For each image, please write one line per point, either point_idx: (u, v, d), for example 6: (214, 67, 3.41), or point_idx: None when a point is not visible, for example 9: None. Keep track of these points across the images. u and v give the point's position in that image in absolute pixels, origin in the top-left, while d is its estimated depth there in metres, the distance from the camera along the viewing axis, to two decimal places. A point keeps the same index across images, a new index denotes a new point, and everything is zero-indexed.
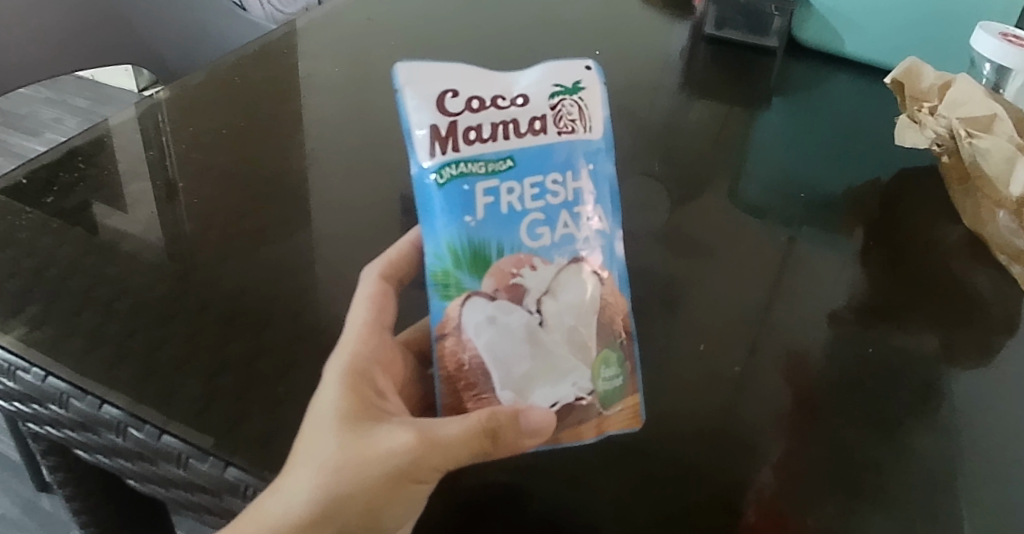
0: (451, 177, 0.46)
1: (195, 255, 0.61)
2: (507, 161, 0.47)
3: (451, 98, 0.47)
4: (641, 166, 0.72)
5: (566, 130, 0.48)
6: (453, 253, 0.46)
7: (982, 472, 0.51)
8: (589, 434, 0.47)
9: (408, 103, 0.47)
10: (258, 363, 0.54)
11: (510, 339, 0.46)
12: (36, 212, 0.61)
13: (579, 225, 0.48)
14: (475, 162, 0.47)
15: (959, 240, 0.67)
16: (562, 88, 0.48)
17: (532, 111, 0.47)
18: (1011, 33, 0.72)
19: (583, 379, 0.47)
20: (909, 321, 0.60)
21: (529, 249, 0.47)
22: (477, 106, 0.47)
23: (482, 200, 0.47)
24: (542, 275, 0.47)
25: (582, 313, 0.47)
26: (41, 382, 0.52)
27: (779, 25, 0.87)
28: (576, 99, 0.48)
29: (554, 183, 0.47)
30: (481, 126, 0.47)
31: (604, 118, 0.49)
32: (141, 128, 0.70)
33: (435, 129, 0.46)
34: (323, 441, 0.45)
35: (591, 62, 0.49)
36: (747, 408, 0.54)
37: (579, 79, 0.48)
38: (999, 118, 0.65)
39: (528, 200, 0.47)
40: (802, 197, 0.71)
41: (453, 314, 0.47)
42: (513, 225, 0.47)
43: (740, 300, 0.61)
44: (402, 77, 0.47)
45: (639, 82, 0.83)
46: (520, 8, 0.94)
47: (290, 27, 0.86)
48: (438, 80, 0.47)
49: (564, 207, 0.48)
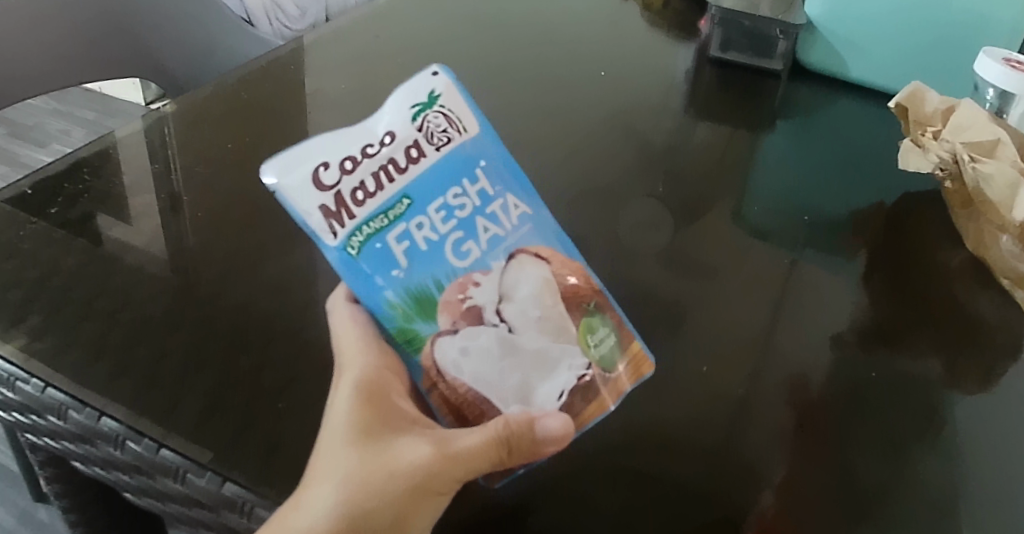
0: (361, 242, 0.48)
1: (198, 268, 0.61)
2: (404, 200, 0.48)
3: (325, 171, 0.47)
4: (644, 187, 0.73)
5: (444, 143, 0.49)
6: (400, 309, 0.48)
7: (987, 499, 0.51)
8: (611, 400, 0.50)
9: (290, 198, 0.47)
10: (260, 376, 0.54)
11: (491, 359, 0.49)
12: (41, 223, 0.62)
13: (499, 221, 0.50)
14: (376, 219, 0.48)
15: (962, 264, 0.67)
16: (419, 107, 0.49)
17: (402, 142, 0.48)
18: (1014, 59, 0.73)
19: (575, 358, 0.49)
20: (912, 344, 0.60)
21: (464, 269, 0.49)
22: (351, 166, 0.47)
23: (399, 248, 0.48)
24: (489, 287, 0.49)
25: (542, 297, 0.50)
26: (40, 394, 0.52)
27: (785, 47, 0.88)
28: (438, 111, 0.49)
29: (457, 198, 0.49)
30: (364, 182, 0.47)
31: (470, 111, 0.50)
32: (147, 141, 0.71)
33: (325, 207, 0.47)
34: (343, 456, 0.45)
35: (436, 65, 0.50)
36: (749, 430, 0.53)
37: (432, 89, 0.49)
38: (1003, 142, 0.65)
39: (441, 225, 0.49)
40: (806, 220, 0.71)
41: (429, 362, 0.49)
42: (439, 256, 0.49)
43: (742, 321, 0.61)
44: (272, 176, 0.47)
45: (643, 102, 0.83)
46: (525, 28, 0.95)
47: (297, 44, 0.87)
48: (305, 160, 0.47)
49: (476, 214, 0.49)
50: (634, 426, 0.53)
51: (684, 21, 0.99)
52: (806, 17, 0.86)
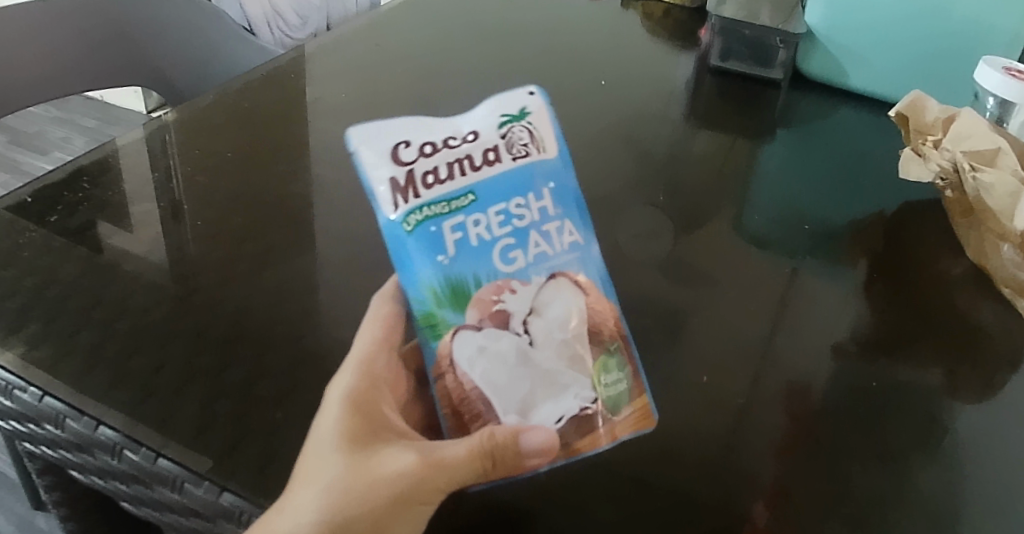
0: (417, 222, 0.48)
1: (197, 276, 0.61)
2: (469, 196, 0.49)
3: (404, 148, 0.49)
4: (645, 197, 0.73)
5: (520, 155, 0.50)
6: (434, 294, 0.48)
7: (988, 510, 0.51)
8: (603, 441, 0.49)
9: (365, 162, 0.49)
10: (258, 386, 0.53)
11: (504, 365, 0.48)
12: (41, 231, 0.62)
13: (551, 241, 0.50)
14: (438, 204, 0.49)
15: (963, 274, 0.67)
16: (508, 117, 0.50)
17: (483, 143, 0.50)
18: (1015, 68, 0.73)
19: (584, 389, 0.49)
20: (913, 354, 0.60)
21: (505, 274, 0.49)
22: (430, 151, 0.49)
23: (452, 238, 0.49)
24: (524, 297, 0.49)
25: (571, 325, 0.50)
26: (38, 402, 0.52)
27: (785, 56, 0.89)
28: (524, 125, 0.50)
29: (518, 207, 0.50)
30: (437, 168, 0.49)
31: (556, 137, 0.51)
32: (148, 149, 0.71)
33: (393, 181, 0.48)
34: (330, 461, 0.46)
35: (535, 88, 0.52)
36: (748, 440, 0.53)
37: (525, 105, 0.51)
38: (1003, 151, 0.65)
39: (496, 228, 0.49)
40: (806, 228, 0.71)
41: (446, 351, 0.48)
42: (486, 256, 0.49)
43: (742, 331, 0.61)
44: (354, 140, 0.49)
45: (644, 112, 0.83)
46: (526, 37, 0.95)
47: (298, 53, 0.87)
48: (390, 134, 0.49)
49: (532, 227, 0.50)
50: (635, 436, 0.53)
51: (685, 31, 0.99)
52: (806, 26, 0.86)
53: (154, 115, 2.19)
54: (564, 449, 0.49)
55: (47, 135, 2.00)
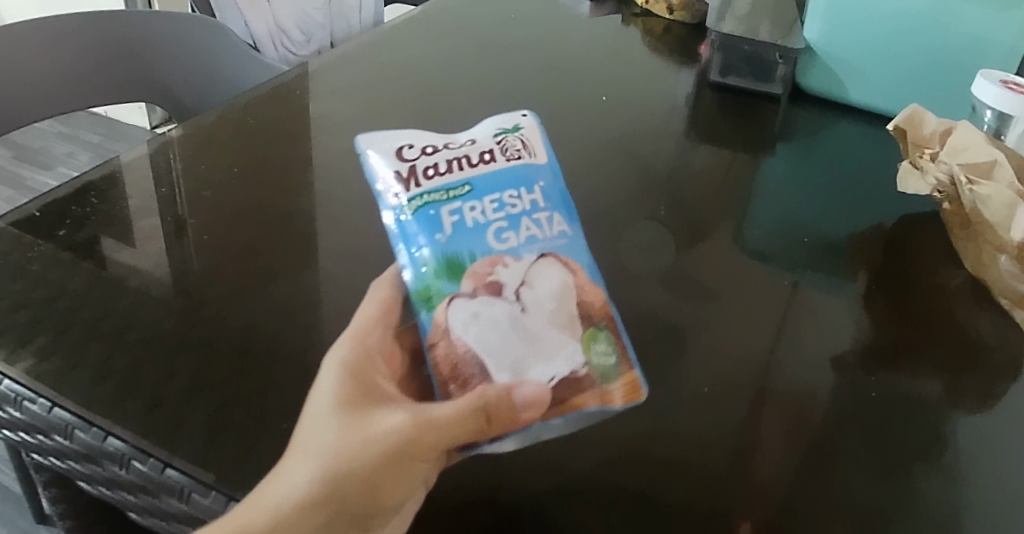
0: (418, 207, 0.50)
1: (203, 290, 0.61)
2: (466, 186, 0.51)
3: (407, 149, 0.52)
4: (646, 210, 0.73)
5: (514, 157, 0.53)
6: (432, 268, 0.49)
7: (985, 518, 0.51)
8: (591, 404, 0.48)
9: (372, 162, 0.52)
10: (266, 400, 0.54)
11: (496, 328, 0.48)
12: (47, 245, 0.62)
13: (542, 227, 0.51)
14: (437, 192, 0.51)
15: (962, 285, 0.68)
16: (504, 129, 0.54)
17: (479, 147, 0.53)
18: (1012, 80, 0.73)
19: (575, 354, 0.49)
20: (914, 366, 0.60)
21: (499, 251, 0.50)
22: (431, 151, 0.52)
23: (450, 218, 0.50)
24: (516, 271, 0.50)
25: (561, 299, 0.50)
26: (47, 413, 0.52)
27: (784, 71, 0.90)
28: (518, 137, 0.53)
29: (511, 197, 0.51)
30: (437, 165, 0.52)
31: (546, 149, 0.54)
32: (153, 165, 0.72)
33: (397, 175, 0.51)
34: (322, 428, 0.47)
35: (528, 113, 0.56)
36: (750, 452, 0.53)
37: (518, 123, 0.54)
38: (999, 164, 0.66)
39: (490, 213, 0.51)
40: (806, 241, 0.72)
41: (440, 319, 0.49)
42: (480, 237, 0.50)
43: (744, 343, 0.61)
44: (362, 145, 0.53)
45: (646, 127, 0.84)
46: (527, 53, 0.96)
47: (302, 69, 0.88)
48: (394, 140, 0.53)
49: (524, 215, 0.51)
50: (638, 447, 0.53)
51: (685, 47, 1.00)
52: (805, 42, 0.87)
53: (156, 131, 2.20)
54: (557, 409, 0.48)
55: (50, 150, 2.02)
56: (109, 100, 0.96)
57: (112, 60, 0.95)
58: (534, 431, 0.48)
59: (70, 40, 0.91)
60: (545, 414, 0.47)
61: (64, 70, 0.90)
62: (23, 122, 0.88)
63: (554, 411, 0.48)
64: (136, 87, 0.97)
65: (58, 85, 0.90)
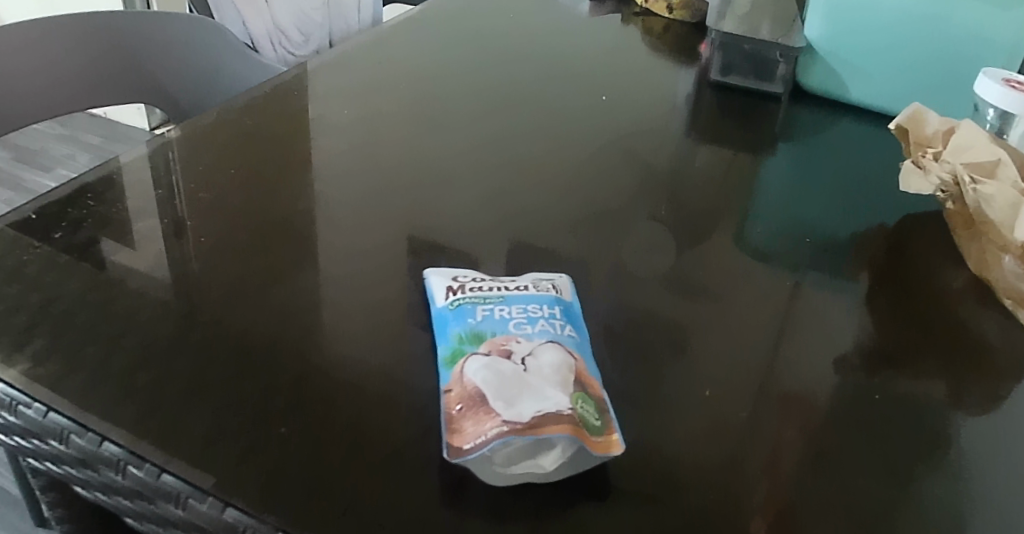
0: (458, 302, 0.58)
1: (201, 292, 0.61)
2: (500, 298, 0.58)
3: (455, 281, 0.61)
4: (648, 211, 0.73)
5: (544, 288, 0.59)
6: (459, 339, 0.55)
7: (990, 520, 0.50)
8: (567, 431, 0.48)
9: (434, 284, 0.62)
10: (263, 402, 0.53)
11: (500, 376, 0.50)
12: (44, 247, 0.62)
13: (557, 327, 0.56)
14: (477, 297, 0.58)
15: (966, 284, 0.67)
16: (543, 279, 0.61)
17: (514, 282, 0.60)
18: (1015, 79, 0.73)
19: (563, 397, 0.49)
20: (917, 367, 0.60)
21: (515, 333, 0.54)
22: (474, 282, 0.60)
23: (482, 309, 0.57)
24: (526, 346, 0.53)
25: (562, 370, 0.52)
26: (43, 418, 0.52)
27: (785, 70, 0.89)
28: (551, 282, 0.61)
29: (536, 310, 0.57)
30: (478, 284, 0.60)
31: (573, 307, 0.59)
32: (151, 167, 0.71)
33: (449, 286, 0.60)
34: None
35: (562, 275, 0.63)
36: (753, 456, 0.53)
37: (554, 279, 0.61)
38: (1003, 163, 0.66)
39: (515, 313, 0.56)
40: (808, 241, 0.71)
41: (458, 373, 0.52)
42: (503, 323, 0.55)
43: (747, 344, 0.61)
44: (428, 277, 0.63)
45: (647, 126, 0.84)
46: (527, 52, 0.96)
47: (300, 69, 0.88)
48: (448, 274, 0.62)
49: (545, 318, 0.56)
50: (640, 449, 0.53)
51: (686, 46, 1.00)
52: (805, 40, 0.87)
53: (156, 132, 2.20)
54: (532, 429, 0.47)
55: (50, 152, 2.02)
56: (107, 101, 0.95)
57: (110, 61, 0.94)
58: (508, 443, 0.48)
59: (69, 40, 0.90)
60: (516, 423, 0.47)
61: (62, 72, 0.90)
62: (21, 124, 0.88)
63: (528, 429, 0.47)
64: (134, 88, 0.97)
65: (55, 87, 0.90)
